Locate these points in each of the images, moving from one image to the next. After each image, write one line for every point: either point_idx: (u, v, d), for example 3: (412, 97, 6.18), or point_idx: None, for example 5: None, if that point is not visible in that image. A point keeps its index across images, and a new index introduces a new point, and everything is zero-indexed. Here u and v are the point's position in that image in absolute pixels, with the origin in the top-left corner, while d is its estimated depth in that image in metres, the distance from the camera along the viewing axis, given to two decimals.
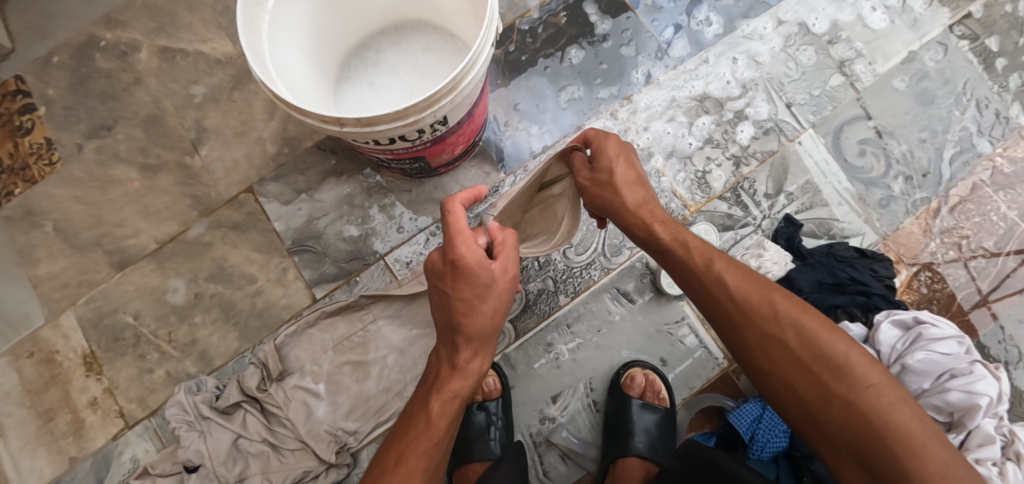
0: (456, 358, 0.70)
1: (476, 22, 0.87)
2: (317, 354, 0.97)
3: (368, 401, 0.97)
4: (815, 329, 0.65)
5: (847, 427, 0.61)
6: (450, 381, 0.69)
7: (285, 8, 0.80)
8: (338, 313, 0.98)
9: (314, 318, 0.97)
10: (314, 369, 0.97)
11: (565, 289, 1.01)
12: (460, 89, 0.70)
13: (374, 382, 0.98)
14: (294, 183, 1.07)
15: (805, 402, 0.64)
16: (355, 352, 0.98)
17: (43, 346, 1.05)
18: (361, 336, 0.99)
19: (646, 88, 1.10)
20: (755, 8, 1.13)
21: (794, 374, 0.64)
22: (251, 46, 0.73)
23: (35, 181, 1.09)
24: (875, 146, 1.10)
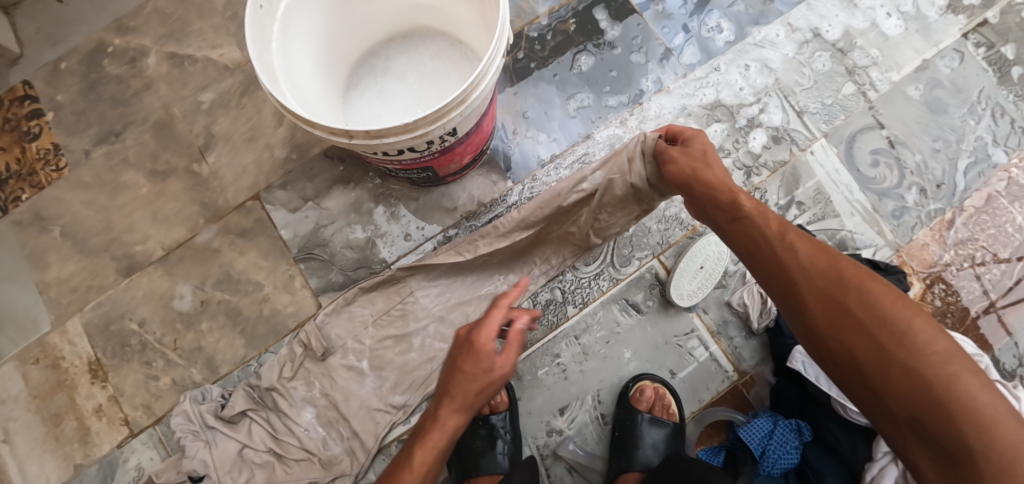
0: (445, 418, 0.70)
1: (486, 31, 0.86)
2: (358, 330, 0.98)
3: (414, 372, 0.98)
4: (876, 292, 0.61)
5: (908, 397, 0.57)
6: (432, 437, 0.69)
7: (294, 18, 0.80)
8: (377, 288, 1.00)
9: (352, 294, 0.99)
10: (356, 346, 0.98)
11: (574, 300, 1.00)
12: (469, 100, 0.69)
13: (417, 354, 0.98)
14: (302, 190, 1.06)
15: (862, 369, 0.59)
16: (395, 326, 0.99)
17: (49, 352, 1.06)
18: (400, 309, 0.99)
19: (656, 95, 1.09)
20: (766, 15, 1.12)
21: (855, 344, 0.60)
22: (261, 57, 0.72)
23: (43, 186, 1.09)
24: (888, 156, 1.08)
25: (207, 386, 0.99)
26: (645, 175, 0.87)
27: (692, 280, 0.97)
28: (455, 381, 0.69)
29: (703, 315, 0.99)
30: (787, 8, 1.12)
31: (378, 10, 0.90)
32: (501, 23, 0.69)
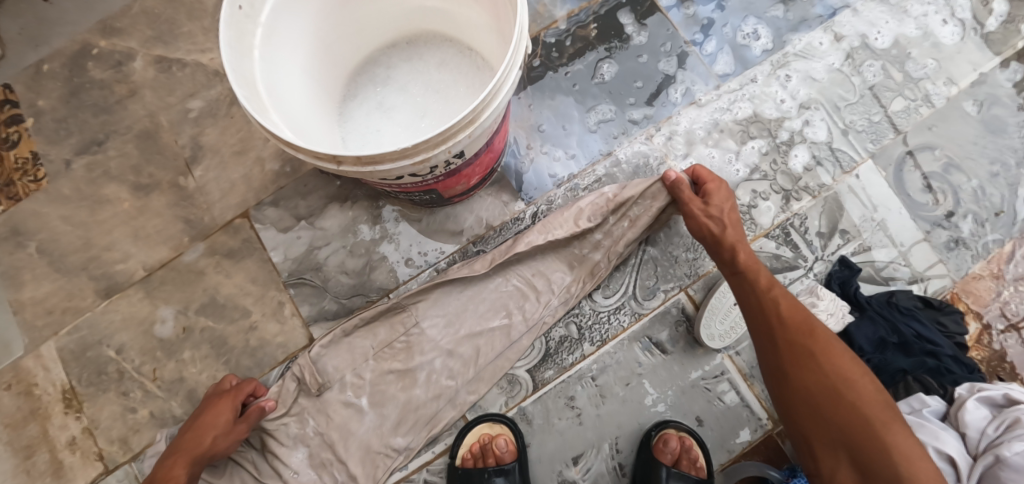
0: (180, 454, 0.78)
1: (499, 37, 0.77)
2: (357, 363, 0.88)
3: (419, 409, 0.87)
4: (834, 347, 0.73)
5: (849, 430, 0.68)
6: (179, 472, 0.76)
7: (282, 22, 0.71)
8: (379, 317, 0.89)
9: (352, 325, 0.88)
10: (355, 380, 0.87)
11: (591, 336, 0.90)
12: (480, 121, 0.60)
13: (422, 389, 0.87)
14: (294, 209, 0.98)
15: (815, 406, 0.71)
16: (398, 359, 0.88)
17: (22, 377, 0.98)
18: (404, 341, 0.89)
19: (685, 109, 0.99)
20: (806, 22, 1.02)
21: (814, 385, 0.71)
22: (240, 68, 0.63)
23: (20, 198, 1.02)
24: (942, 180, 0.96)
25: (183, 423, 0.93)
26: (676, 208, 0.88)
27: (724, 320, 0.87)
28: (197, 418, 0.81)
29: (734, 356, 0.89)
30: (829, 14, 1.02)
31: (380, 13, 0.81)
32: (518, 32, 0.60)
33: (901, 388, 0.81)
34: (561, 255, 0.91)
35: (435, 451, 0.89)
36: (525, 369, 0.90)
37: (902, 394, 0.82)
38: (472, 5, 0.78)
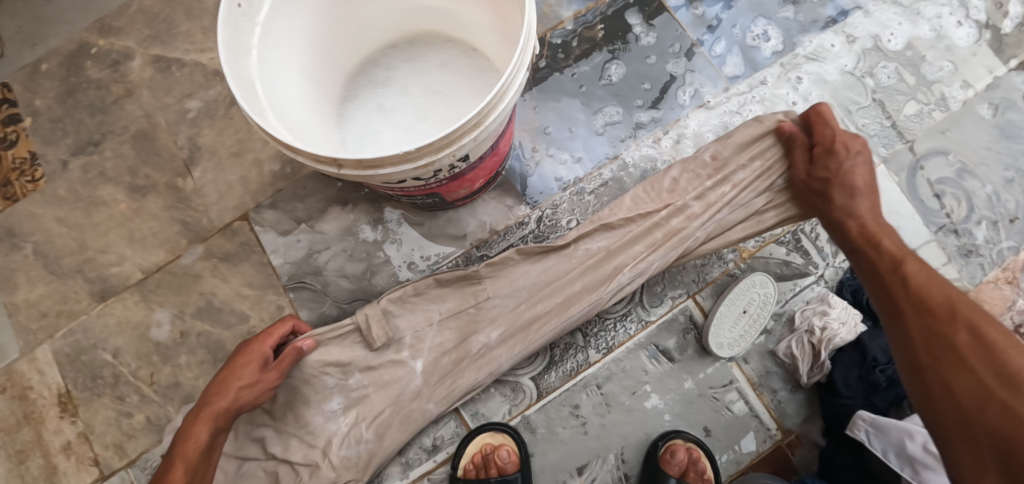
0: (203, 409, 0.73)
1: (504, 38, 0.75)
2: (420, 326, 0.83)
3: (464, 384, 0.84)
4: (991, 332, 0.59)
5: (998, 431, 0.53)
6: (201, 429, 0.72)
7: (280, 21, 0.69)
8: (450, 284, 0.84)
9: (421, 285, 0.83)
10: (415, 343, 0.83)
11: (596, 344, 0.88)
12: (485, 122, 0.58)
13: (479, 366, 0.84)
14: (293, 211, 0.96)
15: (953, 398, 0.57)
16: (459, 328, 0.83)
17: (16, 380, 0.96)
18: (472, 312, 0.83)
19: (694, 112, 0.97)
20: (817, 23, 0.99)
21: (954, 375, 0.58)
22: (236, 67, 0.61)
23: (16, 199, 1.00)
24: (955, 185, 0.93)
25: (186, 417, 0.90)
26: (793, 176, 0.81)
27: (733, 328, 0.85)
28: (226, 366, 0.76)
29: (743, 365, 0.88)
30: (840, 16, 0.99)
31: (381, 13, 0.79)
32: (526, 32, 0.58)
33: None
34: (642, 224, 0.83)
35: (437, 460, 0.87)
36: (529, 377, 0.88)
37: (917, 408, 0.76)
38: (476, 5, 0.76)
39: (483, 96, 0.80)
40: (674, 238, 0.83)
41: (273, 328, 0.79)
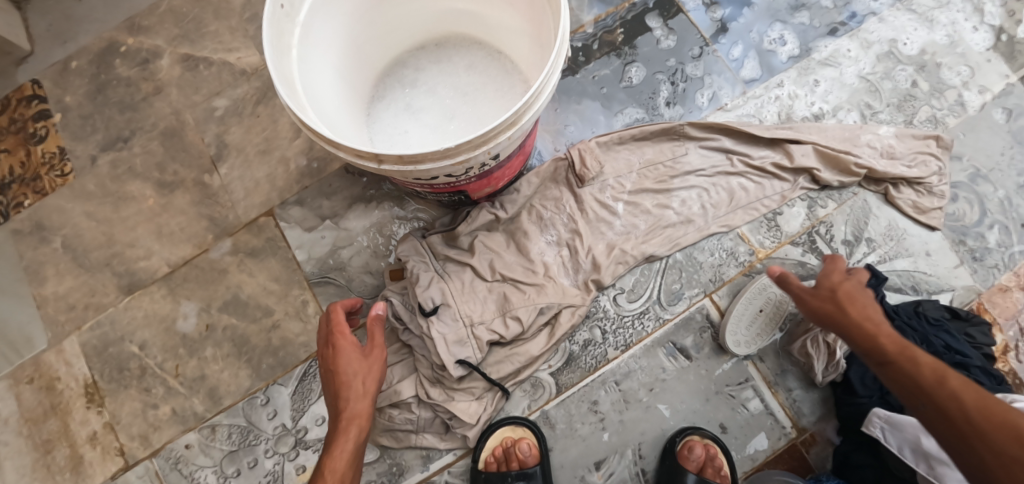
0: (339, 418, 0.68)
1: (532, 41, 0.78)
2: (623, 172, 0.93)
3: (668, 230, 0.92)
4: None
5: None
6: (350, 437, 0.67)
7: (318, 22, 0.71)
8: (652, 138, 0.95)
9: (629, 135, 0.94)
10: (615, 186, 0.93)
11: (614, 341, 0.91)
12: (520, 122, 0.61)
13: (675, 212, 0.93)
14: (319, 208, 0.98)
15: None
16: (653, 180, 0.93)
17: (44, 371, 0.98)
18: (669, 166, 0.94)
19: (712, 114, 0.99)
20: (833, 29, 1.01)
21: None
22: (279, 66, 0.63)
23: (46, 193, 1.02)
24: (968, 189, 0.95)
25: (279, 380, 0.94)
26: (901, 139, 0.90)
27: (749, 326, 0.88)
28: (331, 373, 0.71)
29: (759, 364, 0.89)
30: (856, 22, 1.01)
31: (411, 15, 0.82)
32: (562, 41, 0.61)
33: None
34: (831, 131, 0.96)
35: (457, 453, 0.89)
36: (548, 373, 0.90)
37: None
38: (505, 8, 0.78)
39: (509, 98, 0.82)
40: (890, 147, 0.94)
41: (338, 318, 0.73)
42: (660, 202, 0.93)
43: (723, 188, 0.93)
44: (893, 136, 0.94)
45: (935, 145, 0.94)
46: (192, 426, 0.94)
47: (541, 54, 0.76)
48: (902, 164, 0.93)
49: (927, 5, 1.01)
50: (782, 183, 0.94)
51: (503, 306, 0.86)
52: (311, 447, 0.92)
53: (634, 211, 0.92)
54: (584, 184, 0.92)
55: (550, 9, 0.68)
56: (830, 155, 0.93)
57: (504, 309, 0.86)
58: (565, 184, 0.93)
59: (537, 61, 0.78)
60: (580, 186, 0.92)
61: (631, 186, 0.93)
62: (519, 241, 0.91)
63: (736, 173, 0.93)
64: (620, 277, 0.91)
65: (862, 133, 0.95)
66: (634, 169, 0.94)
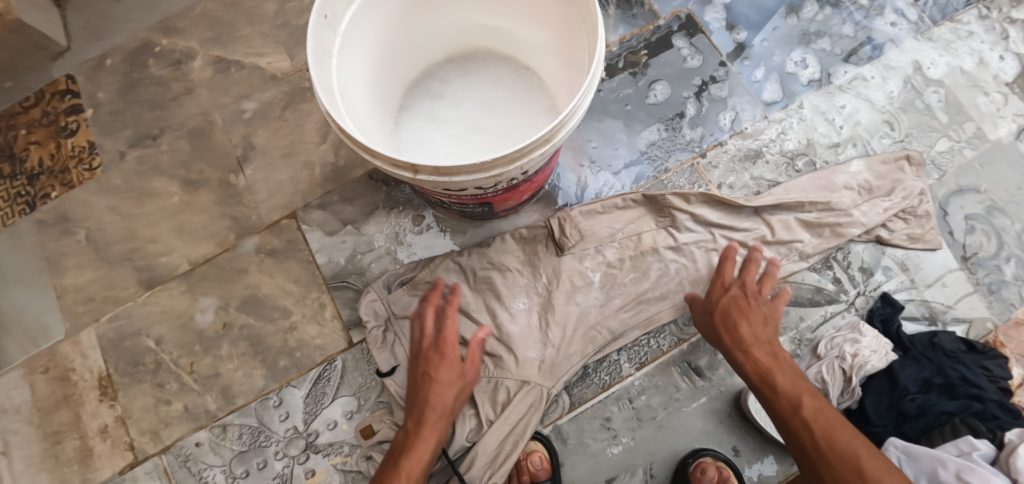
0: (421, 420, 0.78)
1: (561, 58, 0.79)
2: (603, 242, 0.93)
3: (643, 305, 0.91)
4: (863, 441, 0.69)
5: None
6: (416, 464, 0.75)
7: (356, 33, 0.73)
8: (641, 206, 0.94)
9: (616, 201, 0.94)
10: (595, 256, 0.92)
11: (629, 358, 0.91)
12: (553, 139, 0.62)
13: (652, 285, 0.91)
14: (340, 213, 0.99)
15: None
16: (635, 250, 0.92)
17: (59, 362, 0.99)
18: (651, 238, 0.93)
19: (731, 137, 1.00)
20: (854, 57, 1.03)
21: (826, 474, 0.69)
22: (320, 73, 0.65)
23: (72, 185, 1.04)
24: (985, 222, 0.95)
25: (290, 387, 0.94)
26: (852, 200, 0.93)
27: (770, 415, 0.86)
28: (424, 383, 0.80)
29: None
30: (877, 50, 1.03)
31: (441, 30, 0.83)
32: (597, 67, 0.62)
33: (947, 431, 0.78)
34: (819, 195, 0.94)
35: None
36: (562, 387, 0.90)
37: (948, 438, 0.78)
38: (537, 26, 0.79)
39: (533, 114, 0.84)
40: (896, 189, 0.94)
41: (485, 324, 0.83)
42: (636, 277, 0.92)
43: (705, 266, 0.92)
44: (864, 170, 0.95)
45: (908, 164, 0.95)
46: (203, 424, 0.94)
47: (570, 71, 0.78)
48: (881, 198, 0.94)
49: (951, 35, 1.03)
50: (764, 263, 0.92)
51: None
52: (322, 451, 0.92)
53: (610, 285, 0.91)
54: (564, 252, 0.92)
55: (583, 32, 0.70)
56: (811, 222, 0.93)
57: None
58: (548, 249, 0.92)
59: (565, 79, 0.80)
60: (559, 254, 0.92)
61: (613, 257, 0.92)
62: (518, 278, 0.91)
63: (718, 249, 0.92)
64: (608, 352, 0.91)
65: (837, 176, 0.95)
66: (615, 240, 0.93)
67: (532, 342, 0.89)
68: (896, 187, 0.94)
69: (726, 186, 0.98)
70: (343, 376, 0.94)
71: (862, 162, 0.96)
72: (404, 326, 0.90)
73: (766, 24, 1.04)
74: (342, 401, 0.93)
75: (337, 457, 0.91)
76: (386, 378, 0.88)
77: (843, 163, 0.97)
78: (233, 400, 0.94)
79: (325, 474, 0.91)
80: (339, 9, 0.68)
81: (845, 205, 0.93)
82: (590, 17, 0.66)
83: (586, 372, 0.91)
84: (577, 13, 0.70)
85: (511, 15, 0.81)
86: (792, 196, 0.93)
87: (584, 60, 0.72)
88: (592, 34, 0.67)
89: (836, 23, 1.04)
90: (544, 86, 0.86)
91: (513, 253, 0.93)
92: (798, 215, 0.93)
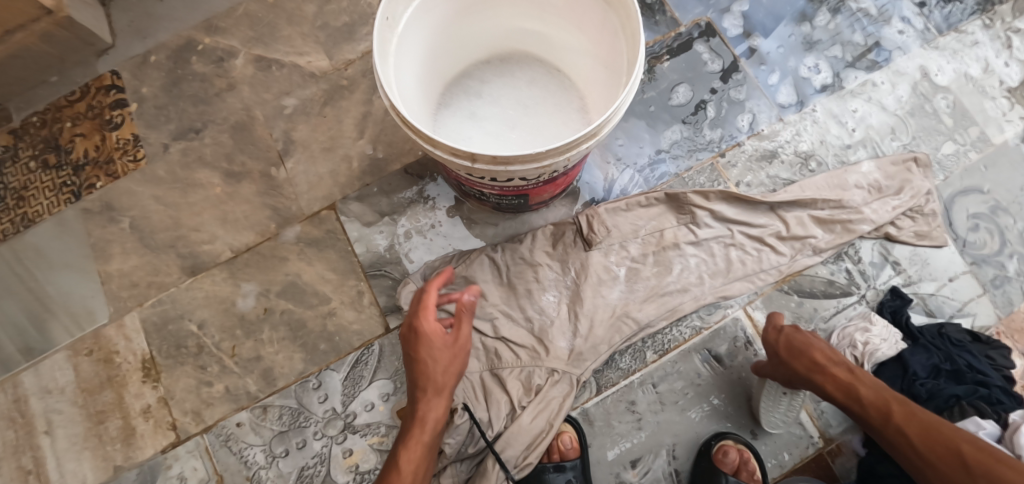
0: (423, 408, 0.76)
1: (596, 61, 0.85)
2: (628, 236, 0.98)
3: (666, 296, 0.95)
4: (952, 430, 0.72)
5: None
6: (415, 456, 0.75)
7: (410, 33, 0.78)
8: (665, 203, 0.99)
9: (642, 197, 0.99)
10: (622, 250, 0.97)
11: (653, 345, 0.96)
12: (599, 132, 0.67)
13: (674, 277, 0.96)
14: (378, 205, 1.04)
15: None
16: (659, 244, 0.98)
17: (103, 344, 1.03)
18: (673, 233, 0.98)
19: (749, 138, 1.05)
20: (865, 64, 1.09)
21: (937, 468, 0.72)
22: (383, 69, 0.70)
23: (117, 176, 1.08)
24: (989, 221, 1.01)
25: (329, 370, 0.98)
26: (862, 199, 0.99)
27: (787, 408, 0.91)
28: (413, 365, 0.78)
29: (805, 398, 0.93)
30: (886, 58, 1.09)
31: (482, 32, 0.89)
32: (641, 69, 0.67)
33: (956, 412, 0.84)
34: (833, 194, 0.99)
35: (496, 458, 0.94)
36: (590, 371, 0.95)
37: (956, 419, 0.84)
38: (574, 30, 0.85)
39: (566, 113, 0.90)
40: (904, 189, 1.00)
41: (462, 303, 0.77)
42: (660, 270, 0.96)
43: (724, 259, 0.97)
44: (875, 170, 1.01)
45: (915, 166, 1.01)
46: (244, 405, 0.99)
47: (606, 73, 0.83)
48: (891, 197, 0.99)
49: (957, 43, 1.09)
50: (780, 257, 0.97)
51: (492, 363, 0.92)
52: (359, 432, 0.96)
53: (635, 277, 0.96)
54: (593, 246, 0.97)
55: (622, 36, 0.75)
56: (824, 219, 0.98)
57: (493, 364, 0.92)
58: (577, 241, 0.98)
59: (599, 81, 0.86)
60: (587, 248, 0.97)
61: (637, 251, 0.97)
62: (548, 269, 0.97)
63: (737, 244, 0.98)
64: (629, 340, 0.94)
65: (849, 176, 1.01)
66: (640, 234, 0.98)
67: (562, 330, 0.94)
68: (905, 187, 1.00)
69: (743, 184, 1.04)
70: (381, 360, 0.98)
71: (872, 164, 1.02)
72: (441, 318, 0.95)
73: (782, 32, 1.10)
74: (380, 384, 0.98)
75: (373, 437, 0.96)
76: None
77: (854, 164, 1.03)
78: (273, 382, 0.99)
79: (362, 453, 0.96)
80: (397, 11, 0.73)
81: (856, 203, 0.99)
82: (632, 22, 0.72)
83: (613, 359, 0.95)
84: (616, 19, 0.75)
85: (549, 20, 0.86)
86: (807, 194, 0.99)
87: (622, 64, 0.77)
88: (632, 39, 0.73)
89: (848, 32, 1.10)
90: (576, 87, 0.91)
91: (544, 244, 0.98)
92: (812, 212, 0.99)
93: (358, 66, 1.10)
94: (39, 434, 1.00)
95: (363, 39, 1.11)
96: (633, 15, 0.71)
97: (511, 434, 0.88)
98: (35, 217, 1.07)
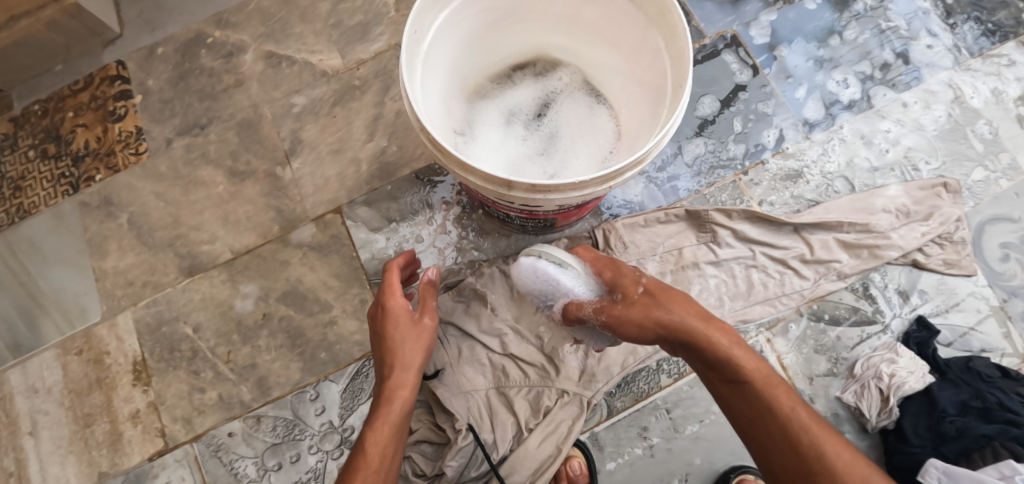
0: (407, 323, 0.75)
1: (629, 80, 0.79)
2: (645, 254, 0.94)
3: None
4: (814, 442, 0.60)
5: None
6: (388, 416, 0.69)
7: (437, 47, 0.73)
8: (686, 221, 0.96)
9: (659, 213, 0.95)
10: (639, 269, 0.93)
11: (667, 369, 0.91)
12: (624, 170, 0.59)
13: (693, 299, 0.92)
14: (386, 210, 1.00)
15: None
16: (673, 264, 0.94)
17: (94, 344, 0.99)
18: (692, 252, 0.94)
19: (773, 156, 1.02)
20: (895, 83, 1.05)
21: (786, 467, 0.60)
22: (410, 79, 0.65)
23: (118, 169, 1.05)
24: (1020, 251, 0.96)
25: (327, 381, 0.94)
26: (888, 224, 0.95)
27: None
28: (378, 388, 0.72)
29: None
30: (917, 78, 1.05)
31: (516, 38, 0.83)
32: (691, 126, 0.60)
33: (987, 454, 0.77)
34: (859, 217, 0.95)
35: None
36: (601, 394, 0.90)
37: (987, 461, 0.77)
38: (609, 50, 0.79)
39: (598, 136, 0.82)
40: (934, 216, 0.95)
41: None
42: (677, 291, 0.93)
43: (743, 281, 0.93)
44: (903, 194, 0.98)
45: (945, 192, 0.97)
46: (236, 414, 0.94)
47: (637, 89, 0.78)
48: (919, 222, 0.95)
49: (994, 63, 1.05)
50: (803, 281, 0.93)
51: (499, 380, 0.89)
52: None
53: None
54: None
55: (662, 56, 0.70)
56: (850, 243, 0.94)
57: (499, 382, 0.89)
58: None
59: (631, 99, 0.79)
60: None
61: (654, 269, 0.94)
62: None
63: (758, 266, 0.94)
64: (643, 363, 0.90)
65: (875, 199, 0.97)
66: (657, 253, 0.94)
67: (574, 350, 0.89)
68: (934, 212, 0.96)
69: (767, 202, 1.00)
70: None
71: (900, 187, 0.98)
72: (449, 332, 0.92)
73: (809, 46, 1.06)
74: None
75: None
76: (430, 380, 0.87)
77: (881, 187, 0.99)
78: (267, 391, 0.95)
79: None
80: (426, 18, 0.67)
81: (883, 227, 0.95)
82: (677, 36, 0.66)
83: (624, 382, 0.91)
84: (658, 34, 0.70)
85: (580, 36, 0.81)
86: (833, 217, 0.95)
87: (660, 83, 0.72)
88: (677, 61, 0.67)
89: (875, 48, 1.06)
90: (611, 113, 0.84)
91: None
92: (840, 232, 0.95)
93: (370, 66, 1.07)
94: (23, 435, 0.96)
95: (377, 39, 1.08)
96: (681, 36, 0.65)
97: (515, 457, 0.84)
98: (30, 209, 1.04)
